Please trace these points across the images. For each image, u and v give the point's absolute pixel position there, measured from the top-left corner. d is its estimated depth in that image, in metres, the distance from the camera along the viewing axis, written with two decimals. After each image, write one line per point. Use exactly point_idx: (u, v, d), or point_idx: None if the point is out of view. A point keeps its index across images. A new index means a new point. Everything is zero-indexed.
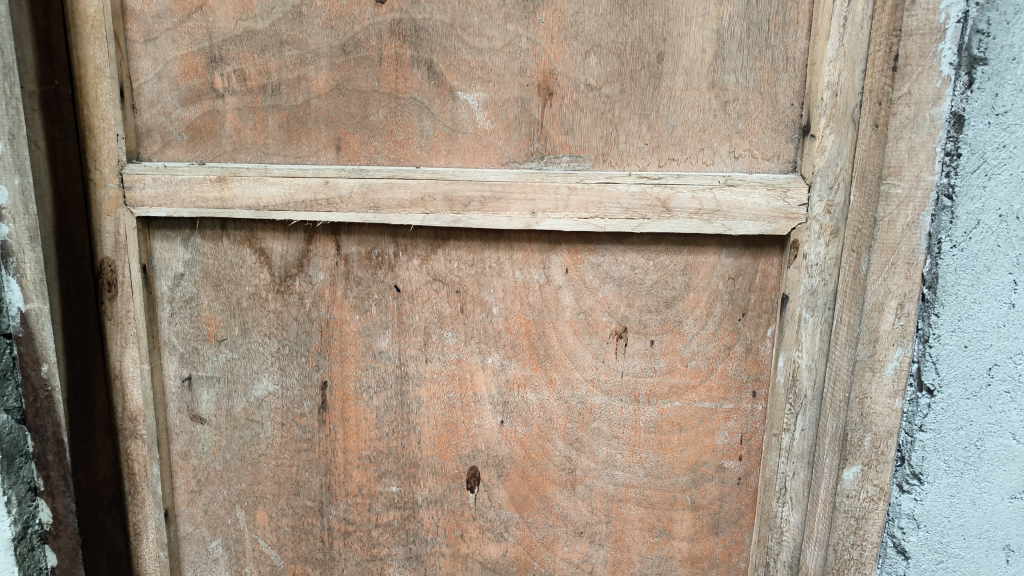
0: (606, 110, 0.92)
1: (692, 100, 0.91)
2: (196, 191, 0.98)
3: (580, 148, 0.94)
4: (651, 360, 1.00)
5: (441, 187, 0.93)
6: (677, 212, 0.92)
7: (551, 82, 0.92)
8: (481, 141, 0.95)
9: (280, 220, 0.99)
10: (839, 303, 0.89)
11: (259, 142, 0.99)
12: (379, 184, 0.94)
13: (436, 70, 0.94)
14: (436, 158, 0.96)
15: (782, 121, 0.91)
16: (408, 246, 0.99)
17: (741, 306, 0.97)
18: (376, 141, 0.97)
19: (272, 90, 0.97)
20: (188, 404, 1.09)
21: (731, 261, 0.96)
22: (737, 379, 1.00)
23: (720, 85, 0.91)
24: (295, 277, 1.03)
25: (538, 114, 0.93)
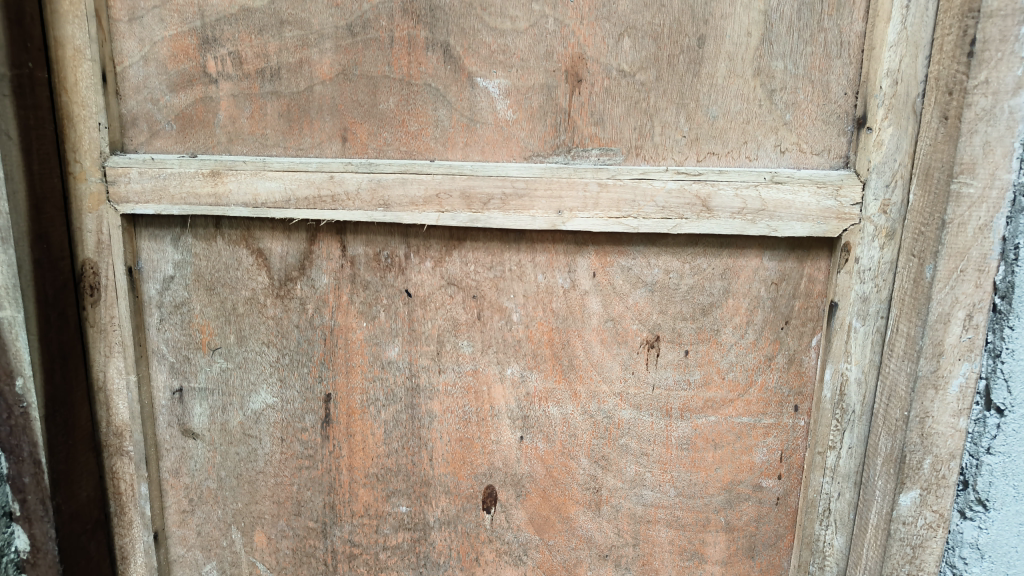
0: (640, 99, 0.84)
1: (735, 88, 0.83)
2: (187, 186, 0.89)
3: (611, 140, 0.85)
4: (685, 371, 0.92)
5: (458, 183, 0.85)
6: (718, 211, 0.83)
7: (580, 67, 0.84)
8: (502, 132, 0.86)
9: (280, 218, 0.90)
10: (895, 312, 0.82)
11: (257, 132, 0.90)
12: (390, 179, 0.86)
13: (453, 54, 0.85)
14: (452, 151, 0.87)
15: (834, 112, 0.83)
16: (420, 247, 0.91)
17: (784, 314, 0.89)
18: (386, 132, 0.88)
19: (271, 75, 0.88)
20: (179, 418, 1.01)
21: (774, 265, 0.88)
22: (778, 393, 0.92)
23: (767, 71, 0.82)
24: (296, 280, 0.94)
25: (566, 103, 0.85)
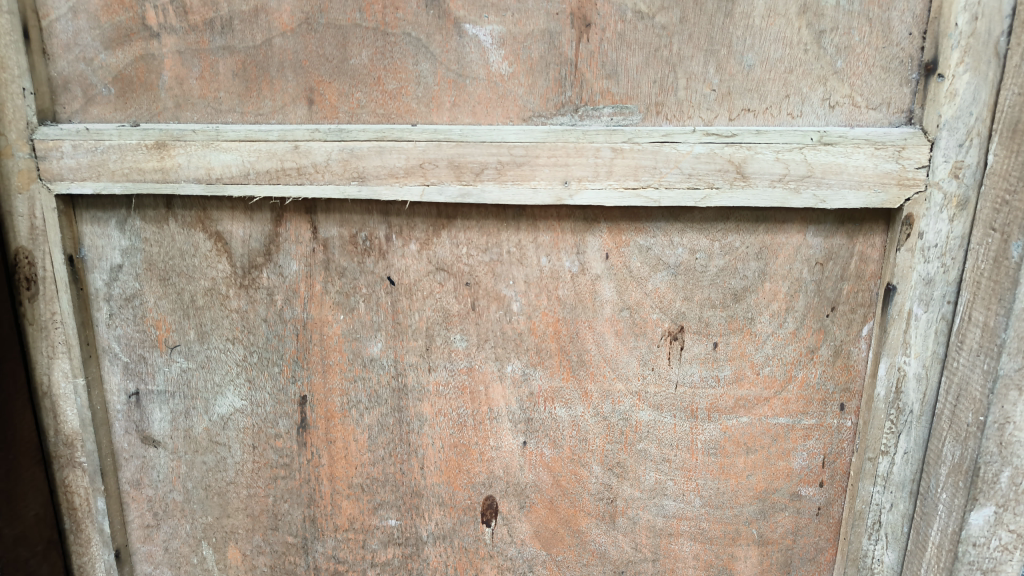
0: (661, 46, 0.70)
1: (776, 31, 0.69)
2: (129, 160, 0.76)
3: (627, 97, 0.72)
4: (713, 367, 0.80)
5: (445, 151, 0.71)
6: (755, 179, 0.70)
7: (589, 8, 0.69)
8: (496, 89, 0.73)
9: (239, 196, 0.77)
10: (966, 297, 0.70)
11: (209, 95, 0.76)
12: (365, 148, 0.72)
13: None
14: (437, 114, 0.74)
15: (895, 58, 0.69)
16: (403, 228, 0.78)
17: (830, 299, 0.76)
18: (359, 92, 0.74)
19: (223, 26, 0.74)
20: (138, 424, 0.89)
21: (819, 242, 0.74)
22: (820, 390, 0.80)
23: (815, 9, 0.68)
24: (262, 267, 0.81)
25: (571, 52, 0.71)
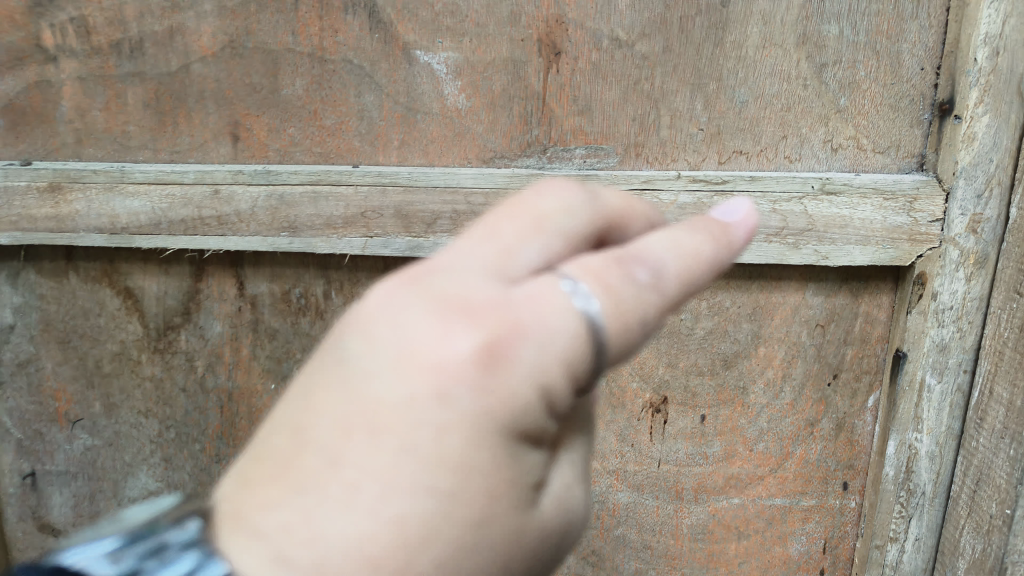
0: (641, 79, 0.61)
1: (771, 63, 0.60)
2: (18, 207, 0.65)
3: (602, 136, 0.62)
4: (700, 444, 0.70)
5: (391, 199, 0.61)
6: None
7: (559, 35, 0.60)
8: (452, 126, 0.63)
9: (150, 248, 0.66)
10: (987, 367, 0.62)
11: (116, 130, 0.66)
12: (297, 194, 0.62)
13: (382, 18, 0.61)
14: (383, 153, 0.64)
15: (905, 95, 0.61)
16: (345, 284, 0.66)
17: (832, 366, 0.67)
18: (291, 127, 0.64)
19: (132, 50, 0.63)
20: (35, 509, 0.77)
21: (820, 302, 0.65)
22: (821, 467, 0.70)
23: (815, 40, 0.59)
24: (179, 329, 0.70)
25: (539, 85, 0.61)
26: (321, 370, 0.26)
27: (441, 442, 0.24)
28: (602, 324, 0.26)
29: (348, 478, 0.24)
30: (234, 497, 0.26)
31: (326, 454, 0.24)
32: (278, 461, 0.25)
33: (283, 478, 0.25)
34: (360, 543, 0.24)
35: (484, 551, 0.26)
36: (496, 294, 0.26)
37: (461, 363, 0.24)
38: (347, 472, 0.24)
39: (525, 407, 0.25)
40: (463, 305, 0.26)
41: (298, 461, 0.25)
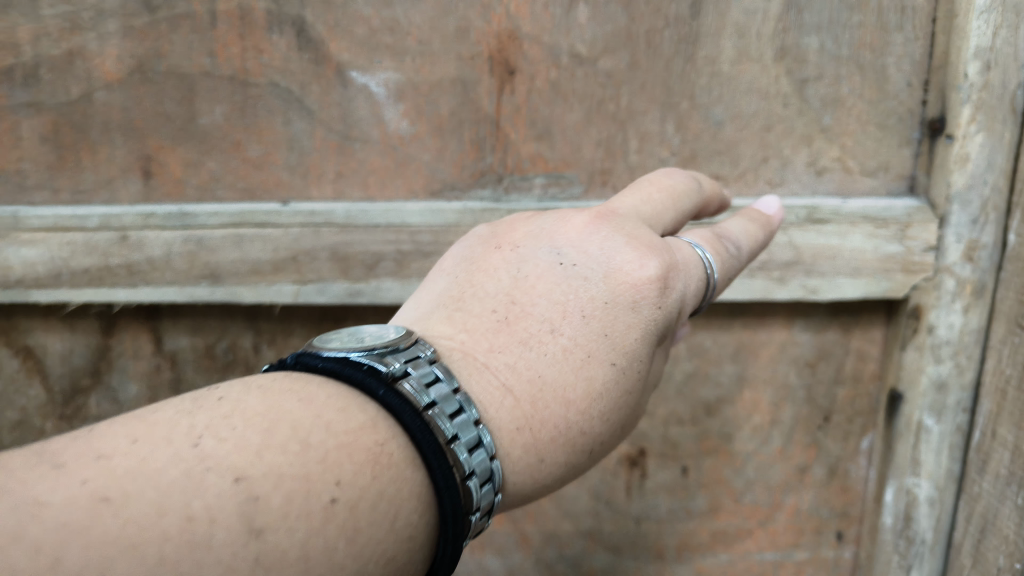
0: (605, 99, 0.54)
1: (748, 79, 0.54)
2: None
3: (563, 163, 0.56)
4: (682, 497, 0.63)
5: (327, 240, 0.54)
6: None
7: (512, 51, 0.54)
8: (395, 155, 0.55)
9: (51, 302, 0.58)
10: (988, 405, 0.56)
11: (7, 169, 0.56)
12: (217, 238, 0.54)
13: (312, 36, 0.53)
14: (317, 187, 0.56)
15: (893, 112, 0.55)
16: (278, 336, 0.59)
17: (822, 408, 0.61)
18: (212, 160, 0.56)
19: (25, 76, 0.54)
20: None
21: (808, 339, 0.60)
22: (814, 517, 0.64)
23: (795, 53, 0.54)
24: (89, 392, 0.61)
25: (491, 107, 0.55)
26: (531, 257, 0.39)
27: (621, 330, 0.36)
28: (717, 269, 0.41)
29: (554, 343, 0.36)
30: (450, 340, 0.36)
31: (545, 319, 0.37)
32: (497, 322, 0.37)
33: (506, 335, 0.36)
34: (561, 383, 0.35)
35: (630, 400, 0.37)
36: (643, 231, 0.39)
37: (643, 280, 0.37)
38: (561, 333, 0.36)
39: (665, 292, 0.37)
40: (632, 236, 0.39)
41: (517, 323, 0.37)
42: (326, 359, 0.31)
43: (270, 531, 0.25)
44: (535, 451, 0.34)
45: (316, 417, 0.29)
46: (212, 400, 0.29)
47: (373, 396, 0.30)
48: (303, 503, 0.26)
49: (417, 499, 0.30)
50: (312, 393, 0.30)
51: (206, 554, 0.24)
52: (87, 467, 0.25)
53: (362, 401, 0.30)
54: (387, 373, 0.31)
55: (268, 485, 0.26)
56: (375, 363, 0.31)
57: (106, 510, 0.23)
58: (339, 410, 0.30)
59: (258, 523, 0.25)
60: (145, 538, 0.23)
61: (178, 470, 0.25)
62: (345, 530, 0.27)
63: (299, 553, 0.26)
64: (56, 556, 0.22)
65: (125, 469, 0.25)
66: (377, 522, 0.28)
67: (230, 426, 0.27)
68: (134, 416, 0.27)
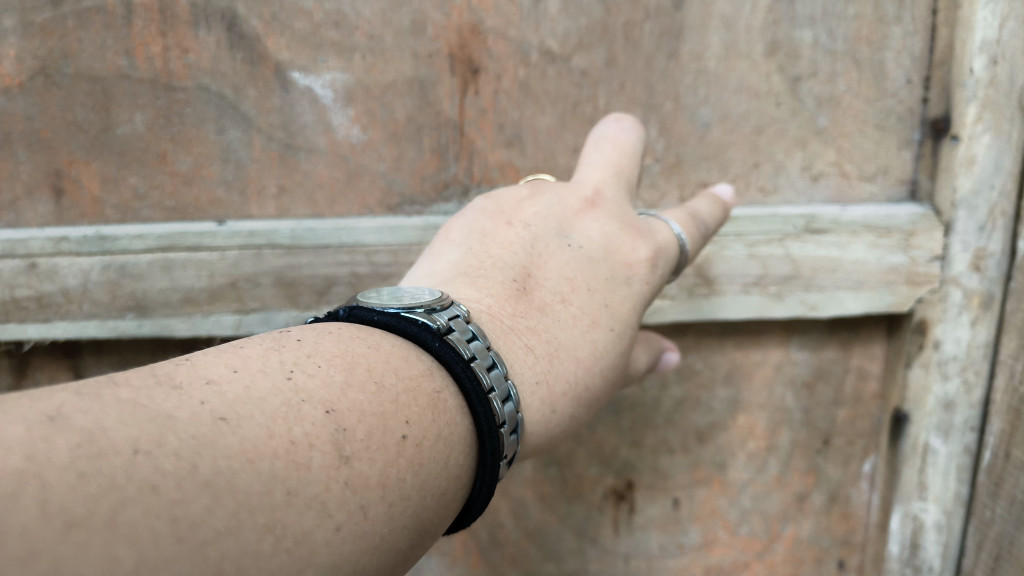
0: (581, 100, 0.49)
1: (737, 77, 0.49)
2: None
3: (536, 172, 0.50)
4: (674, 531, 0.58)
5: (270, 264, 0.47)
6: (722, 284, 0.50)
7: (475, 48, 0.48)
8: (345, 166, 0.49)
9: None
10: (999, 426, 0.51)
11: None
12: (143, 265, 0.47)
13: (245, 32, 0.47)
14: (257, 203, 0.49)
15: (892, 111, 0.51)
16: None
17: (822, 431, 0.57)
18: (133, 175, 0.48)
19: None
20: None
21: (806, 357, 0.55)
22: (814, 547, 0.59)
23: (787, 48, 0.49)
24: None
25: (453, 111, 0.49)
26: (543, 233, 0.44)
27: (623, 299, 0.42)
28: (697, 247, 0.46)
29: (566, 311, 0.41)
30: (479, 302, 0.40)
31: (557, 290, 0.42)
32: (517, 291, 0.41)
33: (527, 302, 0.41)
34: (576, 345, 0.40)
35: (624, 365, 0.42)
36: (633, 217, 0.46)
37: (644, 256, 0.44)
38: (571, 302, 0.42)
39: (656, 266, 0.44)
40: (626, 222, 0.45)
41: (534, 293, 0.42)
42: (382, 313, 0.33)
43: (359, 460, 0.25)
44: (550, 401, 0.38)
45: (387, 364, 0.30)
46: (290, 341, 0.29)
47: (427, 348, 0.32)
48: (381, 437, 0.27)
49: (462, 441, 0.30)
50: (376, 342, 0.31)
51: (309, 474, 0.24)
52: (194, 390, 0.24)
53: (418, 353, 0.32)
54: (438, 328, 0.33)
55: (352, 419, 0.26)
56: (425, 319, 0.33)
57: (225, 428, 0.23)
58: (402, 358, 0.31)
59: (347, 450, 0.25)
60: (257, 454, 0.23)
61: (279, 400, 0.25)
62: (415, 468, 0.27)
63: (379, 483, 0.26)
64: (190, 465, 0.21)
65: (235, 394, 0.25)
66: (441, 465, 0.28)
67: (312, 364, 0.28)
68: (217, 352, 0.27)
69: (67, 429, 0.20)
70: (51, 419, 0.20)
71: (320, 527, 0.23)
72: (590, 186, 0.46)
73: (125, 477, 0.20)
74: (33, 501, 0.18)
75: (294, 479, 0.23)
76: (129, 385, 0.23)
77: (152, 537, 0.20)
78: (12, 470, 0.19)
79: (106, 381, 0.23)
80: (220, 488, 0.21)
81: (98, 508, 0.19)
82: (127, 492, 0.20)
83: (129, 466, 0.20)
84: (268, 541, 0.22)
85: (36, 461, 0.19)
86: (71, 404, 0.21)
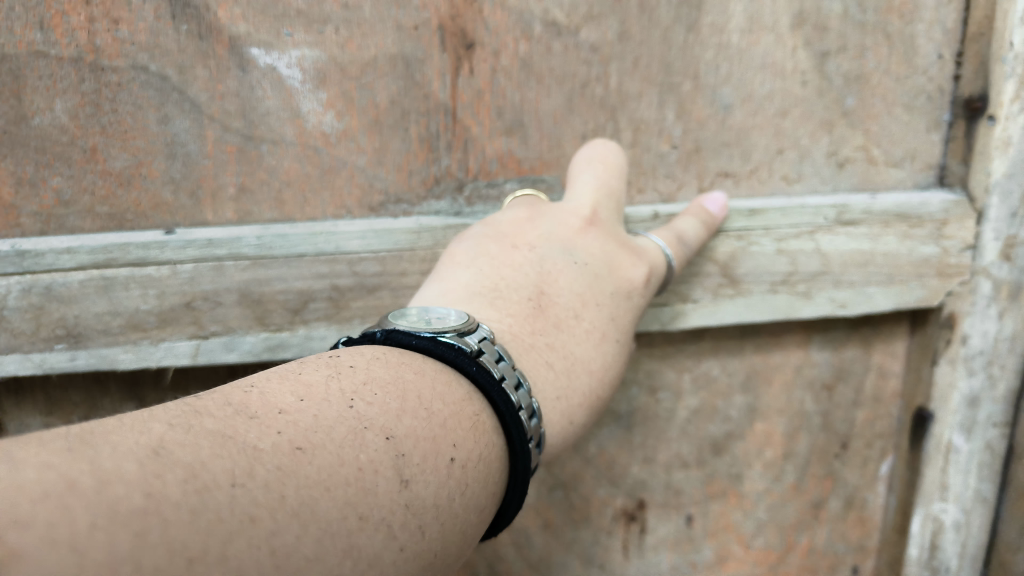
0: (590, 80, 0.43)
1: (761, 53, 0.44)
2: None
3: (541, 164, 0.44)
4: (686, 550, 0.54)
5: (234, 278, 0.40)
6: (747, 283, 0.46)
7: (469, 18, 0.41)
8: (317, 160, 0.41)
9: None
10: None
11: None
12: (75, 285, 0.38)
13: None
14: (213, 207, 0.41)
15: (921, 91, 0.46)
16: None
17: (840, 434, 0.53)
18: (56, 175, 0.40)
19: None
20: None
21: (825, 357, 0.51)
22: (830, 555, 0.56)
23: (815, 21, 0.44)
24: None
25: (443, 93, 0.42)
26: (549, 254, 0.39)
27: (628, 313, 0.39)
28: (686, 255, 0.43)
29: (580, 327, 0.37)
30: (500, 323, 0.35)
31: (570, 306, 0.37)
32: (530, 309, 0.37)
33: (541, 321, 0.36)
34: (591, 363, 0.37)
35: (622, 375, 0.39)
36: (627, 237, 0.41)
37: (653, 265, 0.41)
38: (583, 318, 0.37)
39: (651, 286, 0.41)
40: (622, 241, 0.41)
41: (548, 309, 0.37)
42: (419, 336, 0.30)
43: (417, 482, 0.24)
44: (568, 415, 0.35)
45: (434, 388, 0.28)
46: (343, 367, 0.27)
47: (464, 372, 0.29)
48: (432, 460, 0.25)
49: (499, 464, 0.29)
50: (420, 366, 0.29)
51: (376, 498, 0.23)
52: (269, 419, 0.23)
53: (458, 377, 0.29)
54: (474, 350, 0.30)
55: (411, 443, 0.25)
56: (459, 342, 0.30)
57: (303, 457, 0.22)
58: (445, 382, 0.29)
59: (407, 473, 0.24)
60: (333, 482, 0.22)
61: (343, 427, 0.24)
62: (465, 489, 0.26)
63: (434, 504, 0.25)
64: (279, 494, 0.21)
65: (306, 423, 0.23)
66: (487, 483, 0.28)
67: (368, 392, 0.26)
68: (273, 377, 0.26)
69: (173, 463, 0.20)
70: (155, 452, 0.20)
71: (386, 548, 0.23)
72: (586, 202, 0.41)
73: (230, 510, 0.20)
74: (159, 540, 0.18)
75: (366, 504, 0.22)
76: (213, 414, 0.22)
77: (257, 566, 0.19)
78: (136, 507, 0.18)
79: (187, 410, 0.22)
80: (307, 516, 0.21)
81: (212, 546, 0.19)
82: (231, 525, 0.19)
83: (238, 500, 0.20)
84: (347, 565, 0.22)
85: (156, 498, 0.18)
86: (169, 436, 0.21)
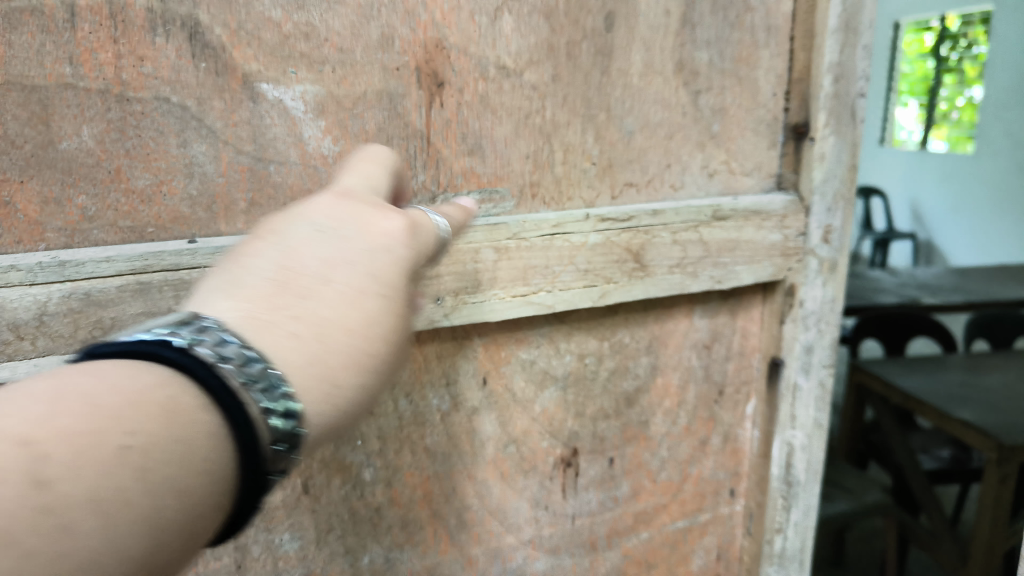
0: (531, 111, 0.54)
1: (654, 90, 0.58)
2: None
3: (495, 177, 0.54)
4: (609, 487, 0.66)
5: None
6: (653, 267, 0.59)
7: (440, 62, 0.51)
8: (317, 177, 0.49)
9: None
10: None
11: None
12: (113, 291, 0.43)
13: (208, 40, 0.45)
14: (227, 219, 0.48)
15: (763, 119, 0.63)
16: None
17: (717, 383, 0.68)
18: (81, 194, 0.44)
19: None
20: None
21: (705, 323, 0.66)
22: (713, 481, 0.71)
23: (690, 66, 0.58)
24: None
25: (420, 122, 0.51)
26: (287, 235, 0.34)
27: (360, 300, 0.32)
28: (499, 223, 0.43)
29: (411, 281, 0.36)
30: (286, 299, 0.32)
31: (316, 272, 0.33)
32: (270, 286, 0.32)
33: (280, 295, 0.32)
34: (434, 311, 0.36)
35: None
36: (379, 199, 0.38)
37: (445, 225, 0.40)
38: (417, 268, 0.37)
39: (407, 245, 0.35)
40: (377, 202, 0.37)
41: (290, 282, 0.32)
42: (122, 342, 0.28)
43: (212, 423, 0.27)
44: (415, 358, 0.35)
45: (120, 381, 0.27)
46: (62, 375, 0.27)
47: (164, 360, 0.28)
48: (222, 408, 0.28)
49: (331, 381, 0.31)
50: (108, 368, 0.27)
51: (157, 462, 0.26)
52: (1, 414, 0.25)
53: (154, 368, 0.27)
54: (179, 339, 0.28)
55: (127, 416, 0.26)
56: (170, 336, 0.28)
57: (40, 451, 0.24)
58: (270, 305, 0.31)
59: (195, 421, 0.27)
60: (78, 465, 0.24)
61: (105, 395, 0.26)
62: (257, 441, 0.28)
63: (239, 447, 0.28)
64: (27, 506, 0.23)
65: (40, 409, 0.25)
66: (315, 413, 0.30)
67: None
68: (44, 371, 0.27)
69: None
70: None
71: (165, 507, 0.26)
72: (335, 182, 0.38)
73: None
74: None
75: (121, 480, 0.25)
76: None
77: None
78: None
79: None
80: (61, 509, 0.23)
81: None
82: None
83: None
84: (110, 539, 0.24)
85: None
86: None
